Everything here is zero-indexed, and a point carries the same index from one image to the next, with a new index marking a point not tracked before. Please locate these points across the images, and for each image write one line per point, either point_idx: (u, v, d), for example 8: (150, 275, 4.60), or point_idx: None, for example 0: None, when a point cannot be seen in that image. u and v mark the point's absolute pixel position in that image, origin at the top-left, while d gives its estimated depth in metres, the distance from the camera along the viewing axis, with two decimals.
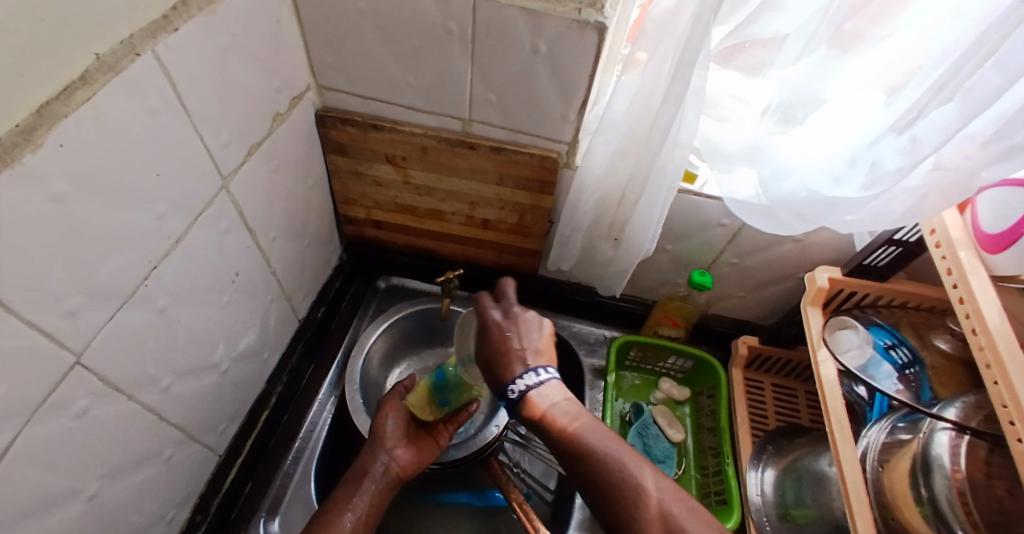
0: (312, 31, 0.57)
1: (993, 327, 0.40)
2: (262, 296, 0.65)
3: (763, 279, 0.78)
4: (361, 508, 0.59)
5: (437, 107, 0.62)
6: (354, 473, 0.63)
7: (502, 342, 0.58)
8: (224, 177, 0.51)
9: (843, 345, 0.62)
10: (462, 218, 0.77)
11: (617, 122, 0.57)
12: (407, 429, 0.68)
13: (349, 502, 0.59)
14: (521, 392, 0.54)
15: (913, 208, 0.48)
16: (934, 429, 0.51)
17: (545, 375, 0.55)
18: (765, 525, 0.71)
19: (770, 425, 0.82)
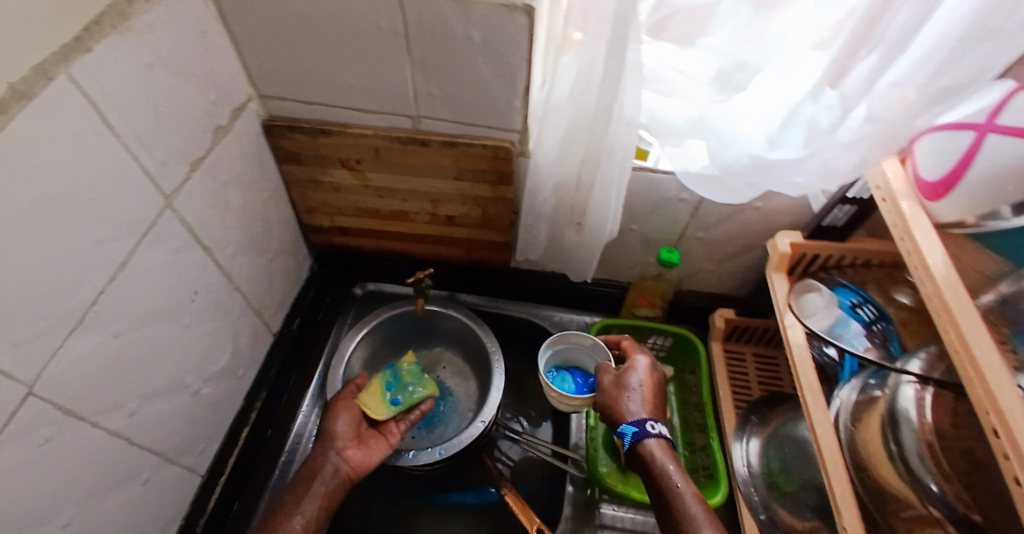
0: (244, 41, 0.57)
1: (938, 275, 0.40)
2: (228, 313, 0.65)
3: (731, 251, 0.78)
4: (310, 512, 0.59)
5: (381, 106, 0.62)
6: (304, 476, 0.62)
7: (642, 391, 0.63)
8: (168, 196, 0.51)
9: (809, 309, 0.62)
10: (427, 217, 0.77)
11: (562, 105, 0.56)
12: (356, 428, 0.68)
13: (299, 507, 0.60)
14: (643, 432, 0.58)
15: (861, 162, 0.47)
16: (900, 384, 0.51)
17: (657, 429, 0.58)
18: (754, 497, 0.68)
19: (754, 394, 0.82)
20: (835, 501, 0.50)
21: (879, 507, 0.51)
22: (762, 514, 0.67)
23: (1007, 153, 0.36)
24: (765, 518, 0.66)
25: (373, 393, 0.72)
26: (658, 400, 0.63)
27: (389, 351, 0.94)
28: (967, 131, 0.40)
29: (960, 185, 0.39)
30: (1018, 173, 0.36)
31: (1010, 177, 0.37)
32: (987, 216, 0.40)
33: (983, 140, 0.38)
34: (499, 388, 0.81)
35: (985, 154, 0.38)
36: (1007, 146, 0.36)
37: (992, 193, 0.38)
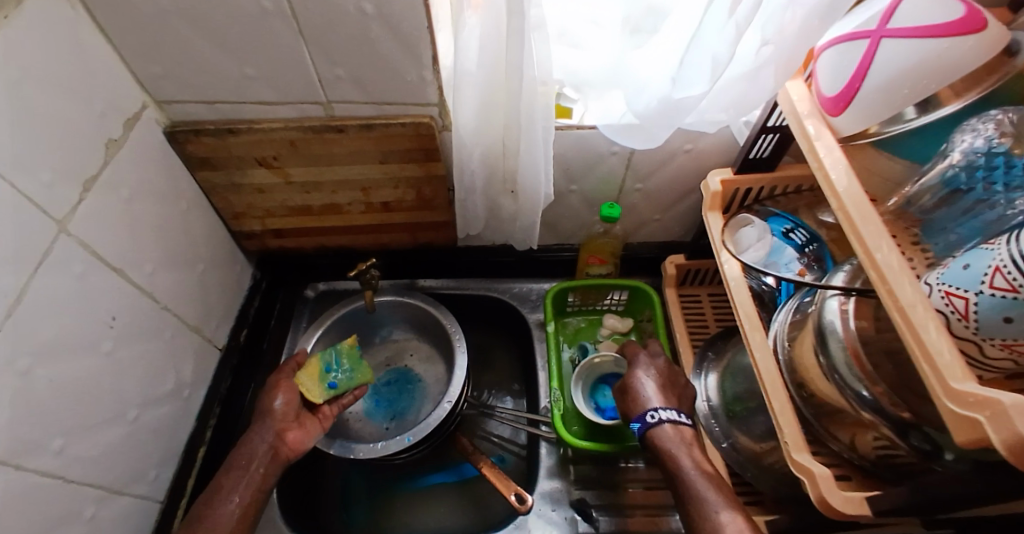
0: (123, 43, 0.52)
1: (841, 188, 0.41)
2: (158, 334, 0.62)
3: (670, 198, 0.79)
4: (246, 495, 0.58)
5: (287, 96, 0.59)
6: (238, 460, 0.60)
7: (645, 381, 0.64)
8: (60, 220, 0.47)
9: (744, 242, 0.64)
10: (362, 206, 0.74)
11: (473, 71, 0.54)
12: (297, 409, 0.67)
13: (235, 487, 0.58)
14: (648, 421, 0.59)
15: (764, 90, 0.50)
16: (826, 299, 0.53)
17: (660, 416, 0.59)
18: (714, 426, 0.74)
19: (711, 330, 0.85)
20: (777, 418, 0.53)
21: (818, 417, 0.55)
22: (724, 442, 0.72)
23: (903, 56, 0.38)
24: (727, 445, 0.72)
25: (310, 376, 0.70)
26: (671, 389, 0.64)
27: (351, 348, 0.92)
28: (861, 40, 0.41)
29: (858, 96, 0.41)
30: (912, 75, 0.38)
31: (904, 80, 0.38)
32: (890, 121, 0.42)
33: (878, 47, 0.39)
34: (463, 367, 0.81)
35: (881, 62, 0.39)
36: (902, 50, 0.38)
37: (887, 99, 0.40)
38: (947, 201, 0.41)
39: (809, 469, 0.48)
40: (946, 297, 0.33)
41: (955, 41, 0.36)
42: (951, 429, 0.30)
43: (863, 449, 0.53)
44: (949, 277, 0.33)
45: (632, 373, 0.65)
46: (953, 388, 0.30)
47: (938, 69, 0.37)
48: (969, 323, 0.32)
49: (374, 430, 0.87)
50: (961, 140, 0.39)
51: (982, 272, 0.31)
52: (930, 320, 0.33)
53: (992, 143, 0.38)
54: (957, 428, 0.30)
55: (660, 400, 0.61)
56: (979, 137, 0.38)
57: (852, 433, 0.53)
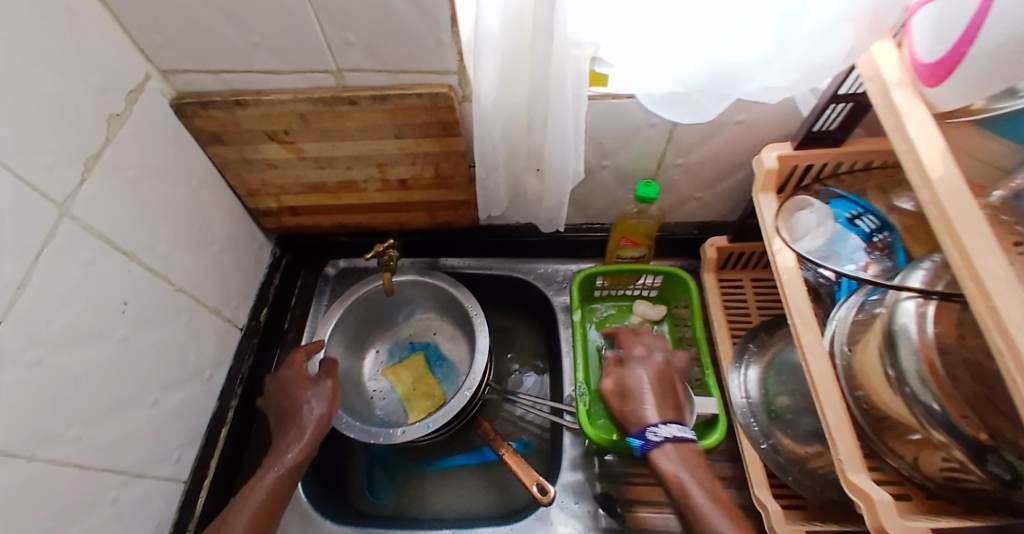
0: (119, 8, 0.48)
1: (935, 176, 0.34)
2: (174, 317, 0.61)
3: (714, 174, 0.72)
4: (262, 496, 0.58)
5: (295, 65, 0.54)
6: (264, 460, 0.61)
7: (641, 386, 0.62)
8: (62, 204, 0.45)
9: (801, 229, 0.56)
10: (378, 184, 0.70)
11: (496, 35, 0.47)
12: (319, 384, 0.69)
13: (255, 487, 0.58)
14: (654, 439, 0.56)
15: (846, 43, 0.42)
16: (899, 300, 0.46)
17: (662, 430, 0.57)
18: (753, 426, 0.67)
19: (755, 320, 0.78)
20: (830, 431, 0.47)
21: (877, 430, 0.49)
22: (762, 443, 0.66)
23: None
24: (768, 447, 0.65)
25: None
26: (671, 394, 0.63)
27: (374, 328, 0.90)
28: None
29: (963, 64, 0.32)
30: None
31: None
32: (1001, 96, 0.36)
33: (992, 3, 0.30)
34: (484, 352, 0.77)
35: (994, 26, 0.30)
36: None
37: (1004, 68, 0.31)
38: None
39: (864, 491, 0.43)
40: None
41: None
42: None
43: (928, 471, 0.48)
44: None
45: (629, 379, 0.63)
46: None
47: None
48: None
49: (396, 409, 0.85)
50: None
51: None
52: None
53: None
54: None
55: (662, 414, 0.59)
56: None
57: (916, 451, 0.48)
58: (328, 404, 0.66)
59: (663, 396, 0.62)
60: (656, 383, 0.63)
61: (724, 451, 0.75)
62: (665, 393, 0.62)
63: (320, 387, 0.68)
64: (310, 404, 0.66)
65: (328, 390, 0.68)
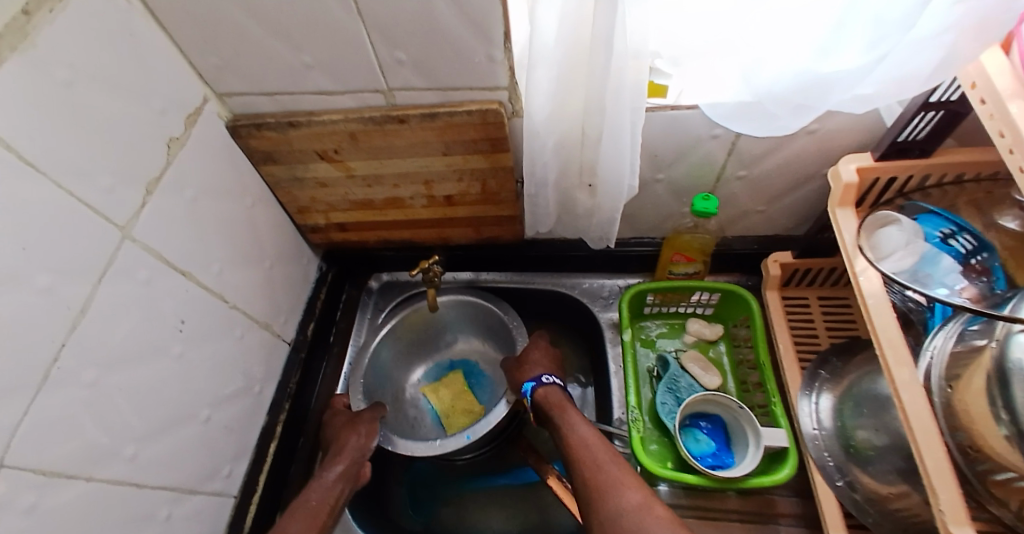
0: (181, 34, 0.49)
1: None
2: (227, 334, 0.62)
3: (779, 187, 0.67)
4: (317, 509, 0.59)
5: (346, 84, 0.54)
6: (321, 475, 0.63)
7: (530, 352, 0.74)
8: (124, 227, 0.46)
9: (886, 247, 0.51)
10: (424, 200, 0.70)
11: (551, 47, 0.45)
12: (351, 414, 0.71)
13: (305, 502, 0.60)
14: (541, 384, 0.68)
15: (947, 57, 0.36)
16: (1010, 333, 0.40)
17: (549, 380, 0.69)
18: (827, 461, 0.62)
19: (822, 344, 0.72)
20: (929, 479, 0.42)
21: (979, 477, 0.43)
22: (839, 480, 0.61)
23: None
24: (844, 484, 0.60)
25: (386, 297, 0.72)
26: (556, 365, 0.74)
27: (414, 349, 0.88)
28: None
29: None
30: None
31: None
32: None
33: None
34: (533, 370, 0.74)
35: None
36: None
37: None
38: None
39: None
40: None
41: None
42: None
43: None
44: None
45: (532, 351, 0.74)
46: None
47: None
48: None
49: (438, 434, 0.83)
50: None
51: None
52: None
53: None
54: None
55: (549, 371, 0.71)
56: None
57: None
58: (369, 427, 0.68)
59: (548, 361, 0.73)
60: (547, 359, 0.73)
61: (790, 485, 0.69)
62: (546, 360, 0.73)
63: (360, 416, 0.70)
64: (355, 428, 0.68)
65: (367, 415, 0.70)
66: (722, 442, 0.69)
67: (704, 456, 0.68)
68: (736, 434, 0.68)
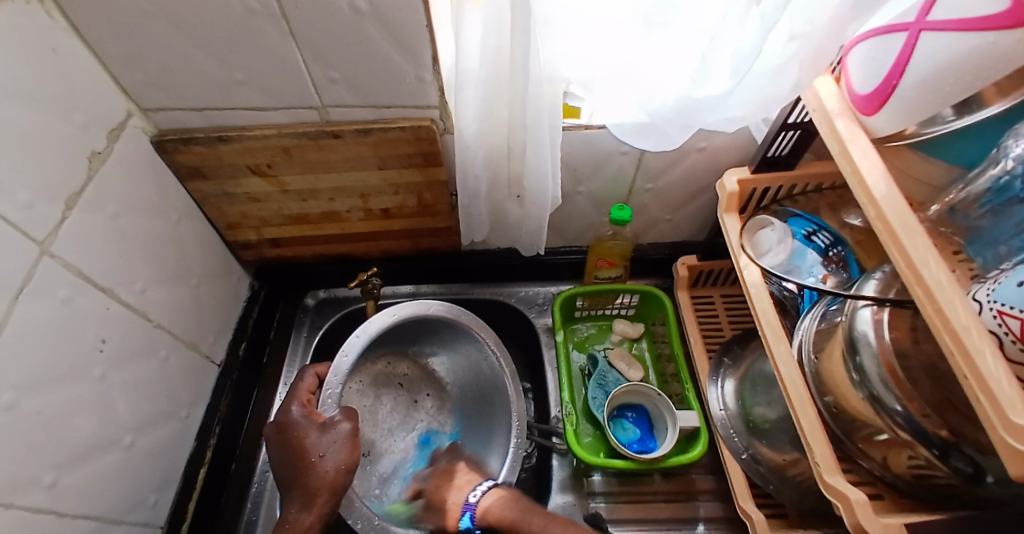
0: (102, 49, 0.49)
1: (879, 194, 0.37)
2: (151, 355, 0.59)
3: (681, 197, 0.76)
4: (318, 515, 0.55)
5: (280, 101, 0.56)
6: (304, 488, 0.57)
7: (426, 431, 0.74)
8: (42, 242, 0.44)
9: (764, 245, 0.61)
10: (360, 213, 0.71)
11: (476, 71, 0.50)
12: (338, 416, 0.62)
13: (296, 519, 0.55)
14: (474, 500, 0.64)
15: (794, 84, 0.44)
16: (857, 309, 0.48)
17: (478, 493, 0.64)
18: (733, 437, 0.70)
19: (725, 335, 0.82)
20: (806, 438, 0.49)
21: (849, 434, 0.50)
22: (744, 454, 0.68)
23: (947, 50, 0.33)
24: (747, 456, 0.68)
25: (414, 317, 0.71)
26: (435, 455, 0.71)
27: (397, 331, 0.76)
28: (898, 33, 0.37)
29: (895, 94, 0.37)
30: (954, 72, 0.34)
31: (946, 78, 0.34)
32: (928, 122, 0.38)
33: (916, 40, 0.35)
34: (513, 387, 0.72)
35: (919, 58, 0.35)
36: (944, 44, 0.34)
37: (930, 100, 0.36)
38: (997, 212, 0.38)
39: (843, 494, 0.44)
40: (999, 317, 0.31)
41: (1000, 35, 0.31)
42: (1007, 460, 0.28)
43: (897, 468, 0.48)
44: (1000, 295, 0.31)
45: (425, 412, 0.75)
46: (1013, 422, 0.27)
47: (982, 62, 0.32)
48: None
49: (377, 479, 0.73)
50: (1012, 144, 0.36)
51: None
52: (987, 346, 0.29)
53: None
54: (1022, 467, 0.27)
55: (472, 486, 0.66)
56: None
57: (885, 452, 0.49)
58: (350, 453, 0.59)
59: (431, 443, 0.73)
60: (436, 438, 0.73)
61: (706, 465, 0.77)
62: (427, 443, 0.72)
63: (336, 430, 0.60)
64: (326, 450, 0.59)
65: (342, 435, 0.60)
66: (646, 429, 0.76)
67: (630, 443, 0.74)
68: (658, 422, 0.76)
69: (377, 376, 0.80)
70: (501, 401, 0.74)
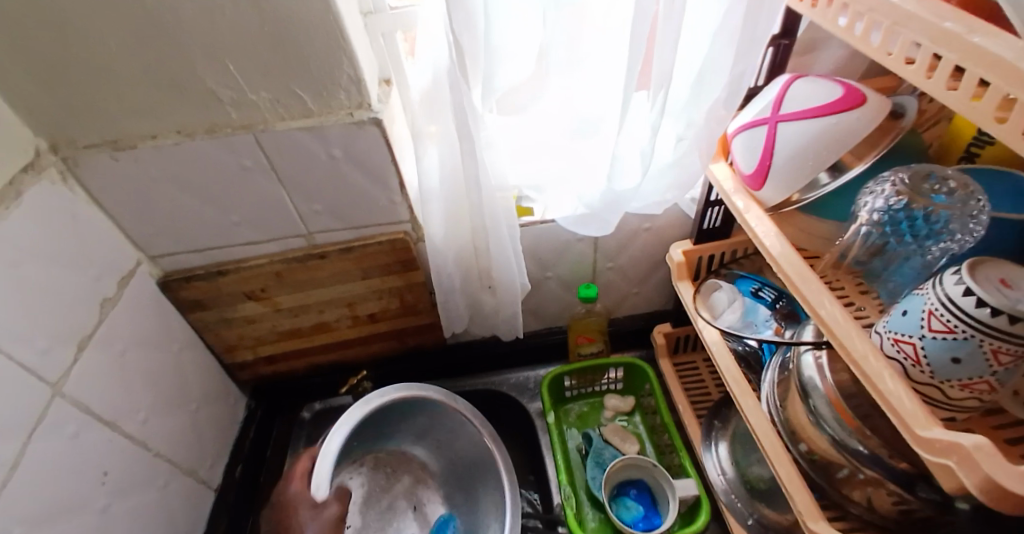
0: (119, 211, 0.58)
1: (778, 253, 0.44)
2: (149, 486, 0.61)
3: (643, 270, 0.83)
4: None
5: (271, 234, 0.64)
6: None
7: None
8: (55, 382, 0.49)
9: (718, 308, 0.65)
10: (349, 321, 0.77)
11: (437, 189, 0.59)
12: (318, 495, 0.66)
13: None
14: None
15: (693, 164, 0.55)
16: (802, 354, 0.52)
17: None
18: (737, 503, 0.68)
19: (713, 395, 0.84)
20: (786, 487, 0.51)
21: (832, 480, 0.52)
22: (750, 519, 0.67)
23: (803, 135, 0.42)
24: (754, 522, 0.66)
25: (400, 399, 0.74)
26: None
27: (390, 419, 0.78)
28: (761, 126, 0.45)
29: (772, 172, 0.45)
30: (811, 150, 0.42)
31: (808, 153, 0.42)
32: (808, 188, 0.44)
33: (777, 130, 0.44)
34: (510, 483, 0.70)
35: (782, 143, 0.43)
36: (800, 128, 0.42)
37: (798, 173, 0.43)
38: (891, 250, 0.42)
39: None
40: (896, 344, 0.35)
41: (845, 114, 0.41)
42: (937, 476, 0.31)
43: (883, 509, 0.49)
44: (893, 324, 0.36)
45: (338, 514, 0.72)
46: (921, 436, 0.31)
47: (834, 138, 0.41)
48: (922, 366, 0.34)
49: None
50: (865, 202, 0.42)
51: (919, 316, 0.34)
52: (885, 371, 0.35)
53: (891, 203, 0.41)
54: (945, 478, 0.30)
55: None
56: (879, 197, 0.41)
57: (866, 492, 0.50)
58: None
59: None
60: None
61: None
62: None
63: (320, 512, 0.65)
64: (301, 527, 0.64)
65: (329, 517, 0.65)
66: (649, 504, 0.75)
67: (636, 522, 0.73)
68: (660, 495, 0.75)
69: (367, 481, 0.80)
70: (489, 475, 0.75)
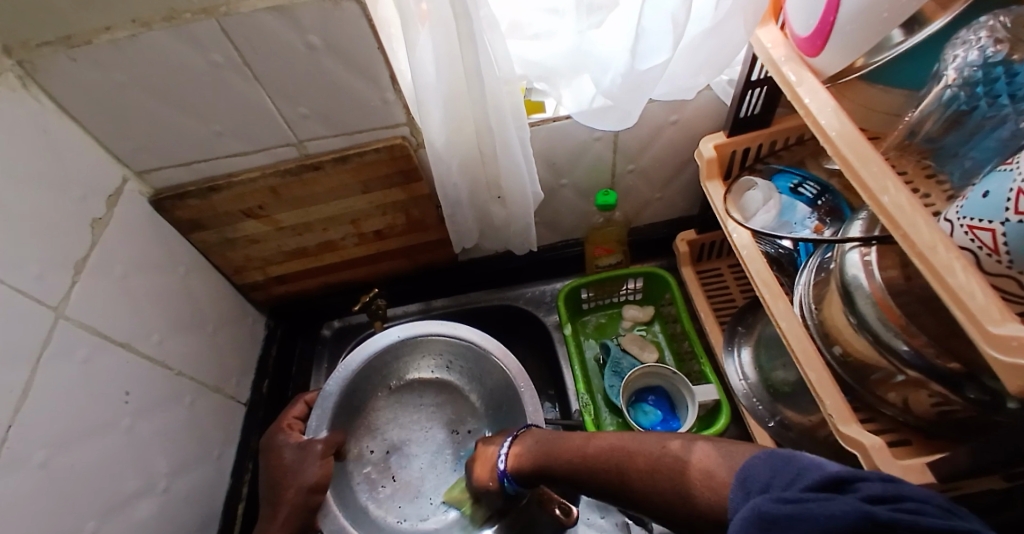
0: (92, 123, 0.53)
1: (833, 130, 0.37)
2: (176, 402, 0.63)
3: (666, 172, 0.76)
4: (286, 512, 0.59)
5: (260, 143, 0.59)
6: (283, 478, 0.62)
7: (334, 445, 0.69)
8: (56, 306, 0.48)
9: (750, 207, 0.59)
10: (355, 239, 0.74)
11: (433, 83, 0.51)
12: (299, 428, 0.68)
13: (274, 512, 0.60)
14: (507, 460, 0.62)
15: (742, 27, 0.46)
16: (846, 252, 0.47)
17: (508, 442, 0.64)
18: (758, 406, 0.67)
19: (738, 301, 0.81)
20: (815, 390, 0.49)
21: (866, 382, 0.49)
22: (771, 421, 0.66)
23: None
24: (776, 424, 0.66)
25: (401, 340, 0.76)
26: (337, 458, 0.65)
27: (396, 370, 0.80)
28: None
29: (834, 31, 0.36)
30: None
31: (882, 3, 0.33)
32: (875, 50, 0.37)
33: None
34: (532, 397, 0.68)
35: None
36: None
37: (873, 28, 0.34)
38: (982, 122, 0.35)
39: (858, 442, 0.43)
40: (971, 232, 0.30)
41: None
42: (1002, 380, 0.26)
43: (919, 408, 0.46)
44: (970, 209, 0.30)
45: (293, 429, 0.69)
46: (992, 334, 0.26)
47: None
48: (1000, 256, 0.28)
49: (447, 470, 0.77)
50: (953, 56, 0.35)
51: (1005, 196, 0.28)
52: (956, 262, 0.29)
53: (988, 54, 0.34)
54: (1008, 378, 0.26)
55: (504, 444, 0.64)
56: (974, 48, 0.34)
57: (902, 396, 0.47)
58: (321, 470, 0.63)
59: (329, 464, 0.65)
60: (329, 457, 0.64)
61: (735, 440, 0.76)
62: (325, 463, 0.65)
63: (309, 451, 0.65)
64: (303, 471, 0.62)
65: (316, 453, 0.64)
66: (667, 410, 0.76)
67: (653, 426, 0.74)
68: (678, 400, 0.76)
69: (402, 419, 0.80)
70: (521, 402, 0.71)
